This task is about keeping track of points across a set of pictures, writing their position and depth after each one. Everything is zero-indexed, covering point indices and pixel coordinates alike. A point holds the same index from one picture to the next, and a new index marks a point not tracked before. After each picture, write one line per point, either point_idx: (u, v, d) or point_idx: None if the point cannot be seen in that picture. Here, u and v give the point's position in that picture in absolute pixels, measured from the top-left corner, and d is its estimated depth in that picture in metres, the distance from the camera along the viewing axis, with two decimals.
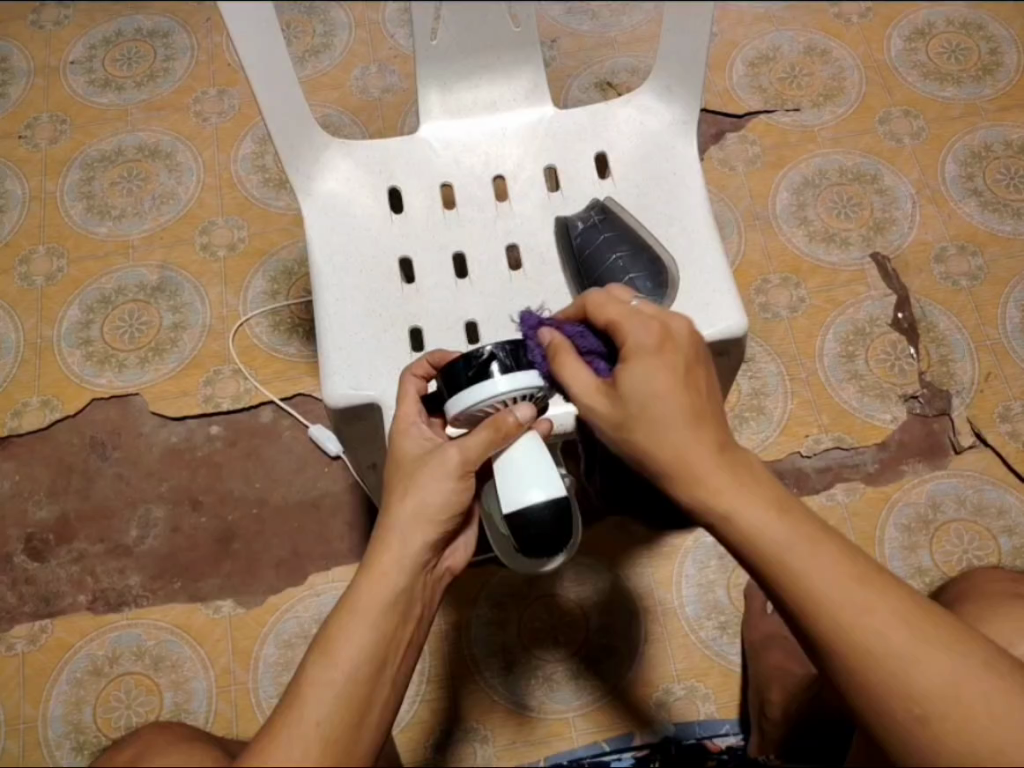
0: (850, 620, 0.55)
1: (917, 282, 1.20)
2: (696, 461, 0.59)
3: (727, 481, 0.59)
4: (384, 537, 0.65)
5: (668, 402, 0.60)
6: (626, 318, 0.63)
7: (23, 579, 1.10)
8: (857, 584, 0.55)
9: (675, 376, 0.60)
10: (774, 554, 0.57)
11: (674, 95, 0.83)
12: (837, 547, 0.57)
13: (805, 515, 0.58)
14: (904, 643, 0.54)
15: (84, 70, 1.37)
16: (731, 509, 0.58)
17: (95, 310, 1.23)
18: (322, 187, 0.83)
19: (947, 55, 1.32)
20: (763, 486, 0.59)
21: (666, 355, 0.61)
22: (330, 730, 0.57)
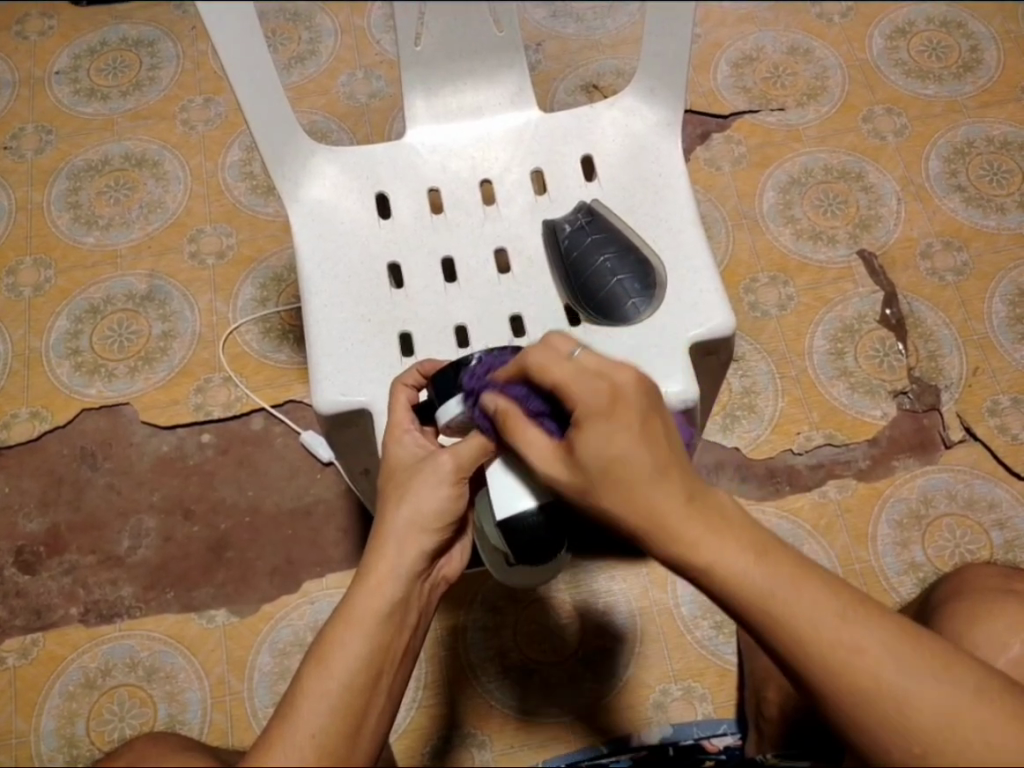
0: (839, 659, 0.54)
1: (904, 279, 1.20)
2: (666, 515, 0.56)
3: (701, 533, 0.56)
4: (379, 548, 0.65)
5: (632, 462, 0.57)
6: (572, 379, 0.60)
7: (13, 592, 1.09)
8: (843, 622, 0.54)
9: (631, 433, 0.57)
10: (756, 601, 0.55)
11: (658, 97, 0.83)
12: (820, 583, 0.55)
13: (783, 553, 0.56)
14: (896, 678, 0.54)
15: (69, 80, 1.37)
16: (711, 559, 0.55)
17: (83, 320, 1.22)
18: (309, 194, 0.83)
19: (928, 52, 1.33)
20: (737, 531, 0.56)
21: (619, 417, 0.58)
22: (326, 740, 0.57)
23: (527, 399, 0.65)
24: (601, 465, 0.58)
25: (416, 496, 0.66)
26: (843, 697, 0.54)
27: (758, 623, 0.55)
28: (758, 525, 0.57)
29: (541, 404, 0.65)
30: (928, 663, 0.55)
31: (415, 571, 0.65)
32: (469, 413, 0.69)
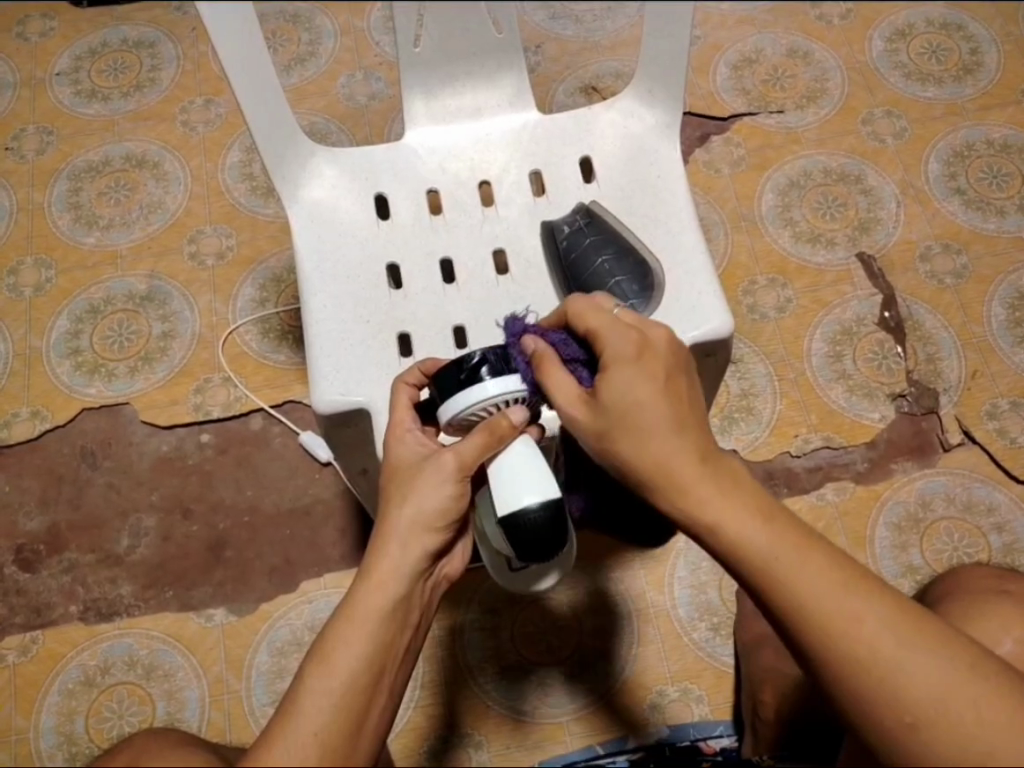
0: (838, 628, 0.55)
1: (903, 281, 1.20)
2: (679, 470, 0.58)
3: (711, 491, 0.58)
4: (383, 546, 0.64)
5: (651, 410, 0.59)
6: (604, 328, 0.63)
7: (13, 590, 1.09)
8: (844, 589, 0.56)
9: (654, 384, 0.60)
10: (761, 564, 0.56)
11: (657, 99, 0.83)
12: (825, 551, 0.57)
13: (791, 522, 0.58)
14: (894, 652, 0.55)
15: (70, 81, 1.37)
16: (717, 516, 0.58)
17: (84, 320, 1.23)
18: (308, 195, 0.83)
19: (928, 55, 1.33)
20: (743, 493, 0.59)
21: (645, 363, 0.61)
22: (328, 738, 0.57)
23: (565, 344, 0.68)
24: (621, 403, 0.60)
25: (419, 494, 0.65)
26: (835, 665, 0.55)
27: (760, 585, 0.57)
28: (768, 492, 0.60)
29: (578, 351, 0.68)
30: (927, 639, 0.55)
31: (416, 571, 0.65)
32: (471, 413, 0.68)
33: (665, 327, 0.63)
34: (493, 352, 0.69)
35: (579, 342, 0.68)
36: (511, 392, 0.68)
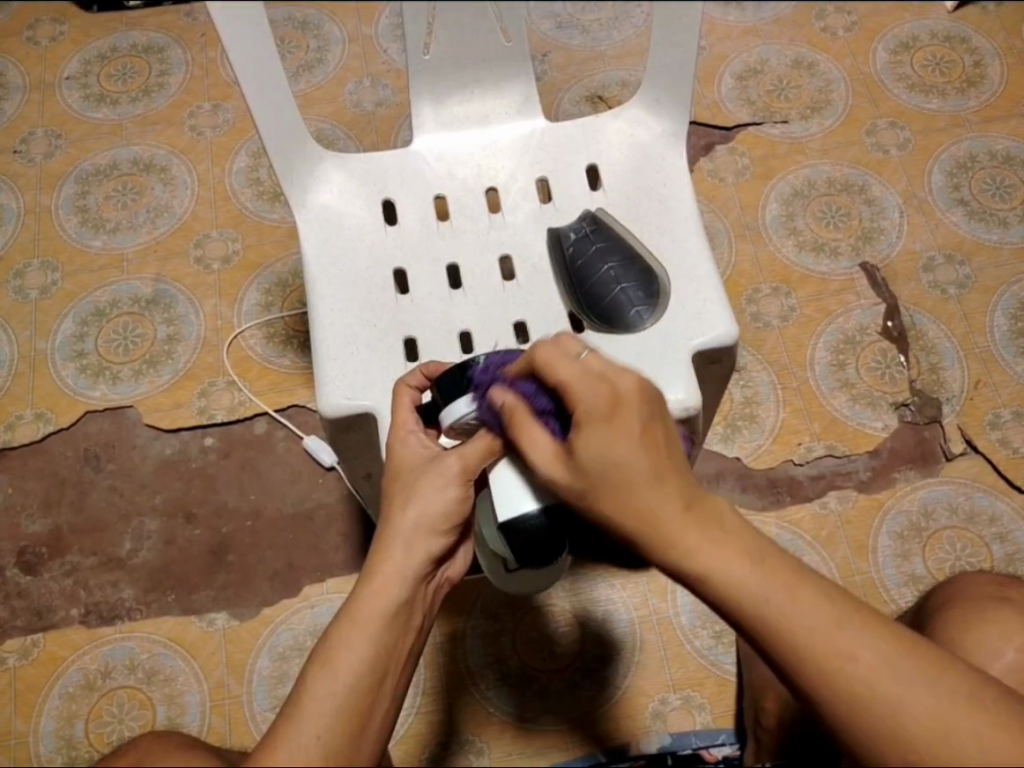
0: (830, 668, 0.53)
1: (906, 291, 1.21)
2: (663, 517, 0.55)
3: (697, 535, 0.55)
4: (386, 549, 0.65)
5: (630, 468, 0.56)
6: (576, 381, 0.59)
7: (14, 593, 1.09)
8: (837, 628, 0.53)
9: (632, 442, 0.56)
10: (750, 609, 0.53)
11: (664, 107, 0.84)
12: (817, 587, 0.54)
13: (780, 559, 0.55)
14: (888, 685, 0.52)
15: (79, 85, 1.38)
16: (704, 563, 0.54)
17: (89, 323, 1.23)
18: (315, 199, 0.83)
19: (932, 67, 1.34)
20: (729, 533, 0.55)
21: (618, 423, 0.57)
22: (332, 742, 0.57)
23: (535, 396, 0.64)
24: (599, 465, 0.57)
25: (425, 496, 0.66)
26: (830, 703, 0.53)
27: (752, 630, 0.54)
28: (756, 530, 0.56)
29: (549, 402, 0.64)
30: (921, 669, 0.53)
31: (422, 574, 0.65)
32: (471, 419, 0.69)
33: (636, 372, 0.59)
34: (496, 356, 0.70)
35: (549, 393, 0.64)
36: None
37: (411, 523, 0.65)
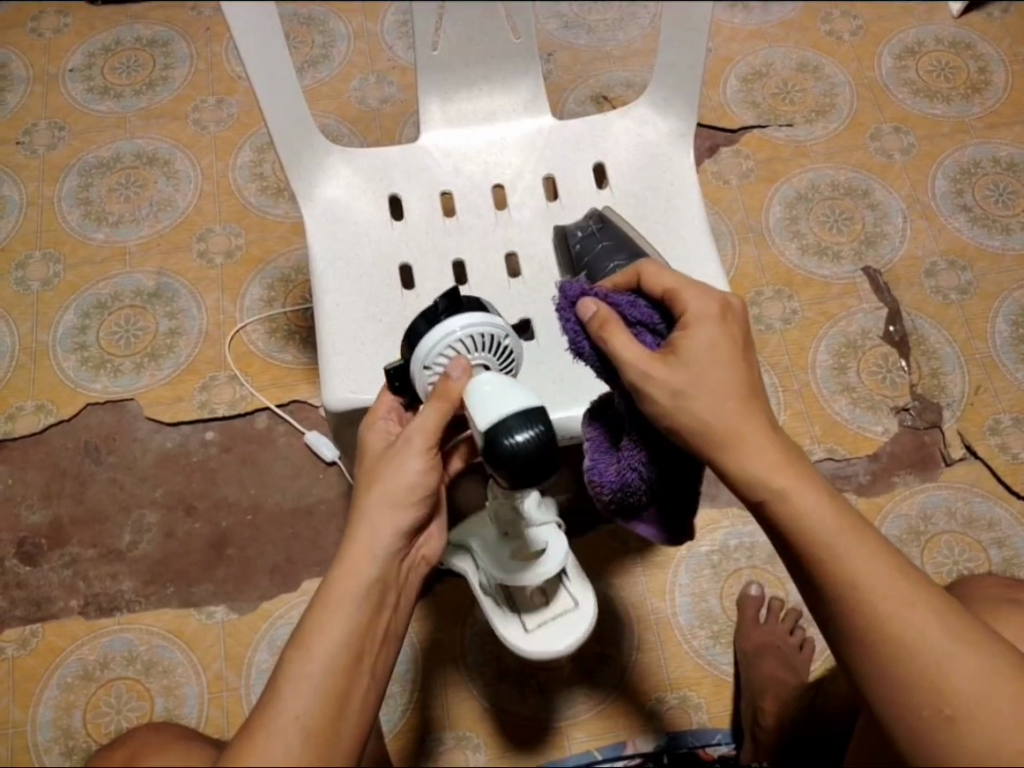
0: (889, 611, 0.59)
1: (908, 296, 1.21)
2: (752, 440, 0.62)
3: (782, 466, 0.61)
4: (354, 530, 0.64)
5: (726, 374, 0.62)
6: (684, 285, 0.65)
7: (14, 583, 1.09)
8: (898, 573, 0.60)
9: (733, 353, 0.63)
10: (823, 538, 0.60)
11: (672, 107, 0.84)
12: (879, 541, 0.61)
13: (849, 506, 0.62)
14: (939, 639, 0.59)
15: (83, 78, 1.38)
16: (788, 490, 0.61)
17: (91, 316, 1.23)
18: (322, 194, 0.83)
19: (937, 72, 1.35)
20: (808, 469, 0.62)
21: (724, 324, 0.64)
22: (311, 719, 0.58)
23: (633, 305, 0.67)
24: (708, 358, 0.63)
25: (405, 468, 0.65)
26: (882, 647, 0.59)
27: (821, 560, 0.60)
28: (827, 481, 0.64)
29: (646, 313, 0.67)
30: (966, 635, 0.60)
31: (395, 553, 0.65)
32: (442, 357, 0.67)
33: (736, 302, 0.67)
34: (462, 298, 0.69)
35: (647, 303, 0.68)
36: (477, 327, 0.67)
37: (393, 501, 0.64)
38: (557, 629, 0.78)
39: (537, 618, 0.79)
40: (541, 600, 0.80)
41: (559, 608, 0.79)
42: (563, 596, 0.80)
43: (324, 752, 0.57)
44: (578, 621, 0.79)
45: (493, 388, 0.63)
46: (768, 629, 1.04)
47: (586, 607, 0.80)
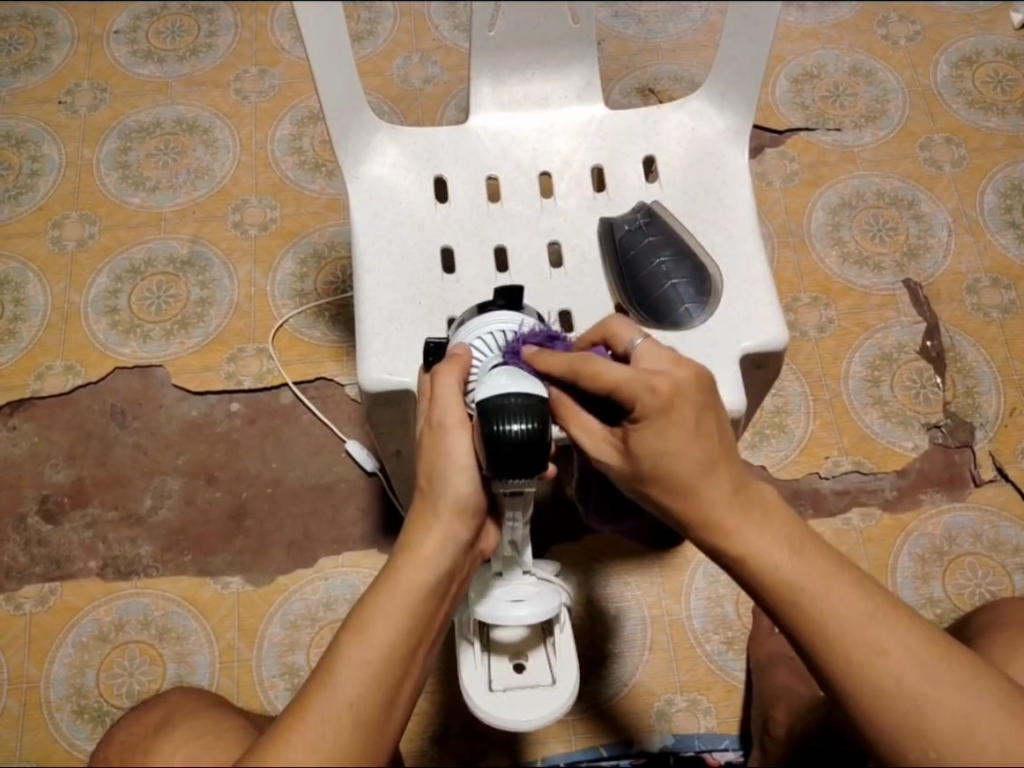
0: (860, 658, 0.58)
1: (948, 311, 1.19)
2: (709, 505, 0.59)
3: (740, 522, 0.59)
4: (427, 519, 0.63)
5: (681, 459, 0.58)
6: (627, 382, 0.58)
7: (34, 540, 1.10)
8: (869, 622, 0.58)
9: (686, 434, 0.57)
10: (784, 593, 0.59)
11: (728, 103, 0.82)
12: (852, 579, 0.59)
13: (820, 548, 0.60)
14: (917, 681, 0.57)
15: (128, 40, 1.38)
16: (747, 548, 0.59)
17: (124, 279, 1.23)
18: (368, 170, 0.82)
19: (993, 84, 1.32)
20: (775, 520, 0.60)
21: (675, 415, 0.57)
22: (364, 707, 0.58)
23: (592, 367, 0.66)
24: (665, 457, 0.58)
25: (454, 447, 0.62)
26: (858, 692, 0.58)
27: (792, 621, 0.59)
28: (797, 519, 0.61)
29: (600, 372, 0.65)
30: (951, 671, 0.58)
31: (464, 546, 0.63)
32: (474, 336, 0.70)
33: (690, 363, 0.59)
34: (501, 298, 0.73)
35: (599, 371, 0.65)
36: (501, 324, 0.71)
37: (462, 492, 0.62)
38: (522, 702, 0.73)
39: (502, 680, 0.75)
40: (516, 667, 0.75)
41: (532, 681, 0.75)
42: (540, 670, 0.75)
43: (369, 741, 0.58)
44: (547, 697, 0.74)
45: (506, 379, 0.63)
46: (781, 639, 1.03)
47: (561, 688, 0.75)
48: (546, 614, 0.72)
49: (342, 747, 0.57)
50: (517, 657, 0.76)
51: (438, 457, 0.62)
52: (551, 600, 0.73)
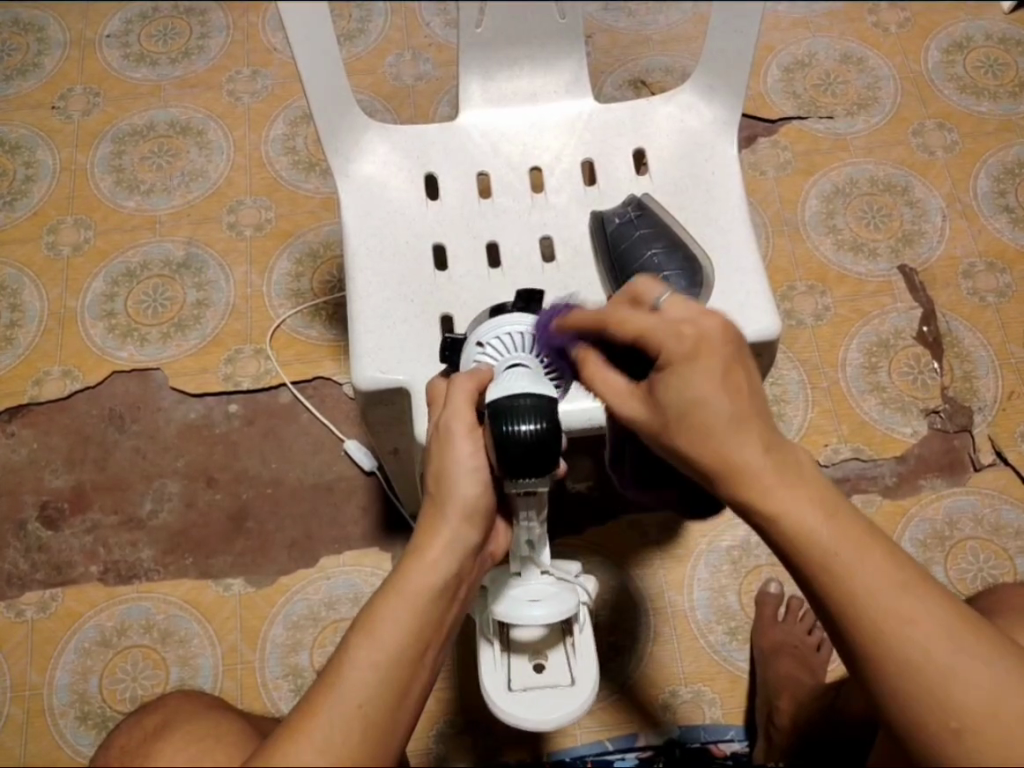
0: (891, 626, 0.58)
1: (945, 296, 1.19)
2: (746, 464, 0.58)
3: (777, 482, 0.58)
4: (433, 523, 0.63)
5: (712, 408, 0.57)
6: (655, 327, 0.59)
7: (35, 546, 1.10)
8: (900, 591, 0.58)
9: (717, 383, 0.57)
10: (819, 556, 0.58)
11: (717, 94, 0.82)
12: (885, 549, 0.59)
13: (855, 517, 0.59)
14: (945, 654, 0.58)
15: (119, 44, 1.38)
16: (782, 509, 0.58)
17: (120, 283, 1.23)
18: (359, 169, 0.82)
19: (984, 69, 1.32)
20: (811, 484, 0.59)
21: (704, 360, 0.57)
22: (373, 710, 0.58)
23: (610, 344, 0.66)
24: (683, 410, 0.58)
25: (459, 453, 0.63)
26: (884, 662, 0.58)
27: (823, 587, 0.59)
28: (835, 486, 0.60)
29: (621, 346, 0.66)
30: (977, 644, 0.59)
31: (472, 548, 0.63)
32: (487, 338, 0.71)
33: (717, 314, 0.59)
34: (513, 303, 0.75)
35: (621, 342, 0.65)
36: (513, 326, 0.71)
37: (467, 493, 0.63)
38: (543, 700, 0.73)
39: (522, 680, 0.74)
40: (536, 668, 0.75)
41: (551, 681, 0.74)
42: (560, 669, 0.74)
43: (379, 743, 0.58)
44: (565, 698, 0.72)
45: (518, 379, 0.64)
46: (786, 627, 1.04)
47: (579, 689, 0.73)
48: (560, 614, 0.72)
49: (350, 747, 0.57)
50: (537, 657, 0.75)
51: (445, 461, 0.63)
52: (570, 598, 0.73)
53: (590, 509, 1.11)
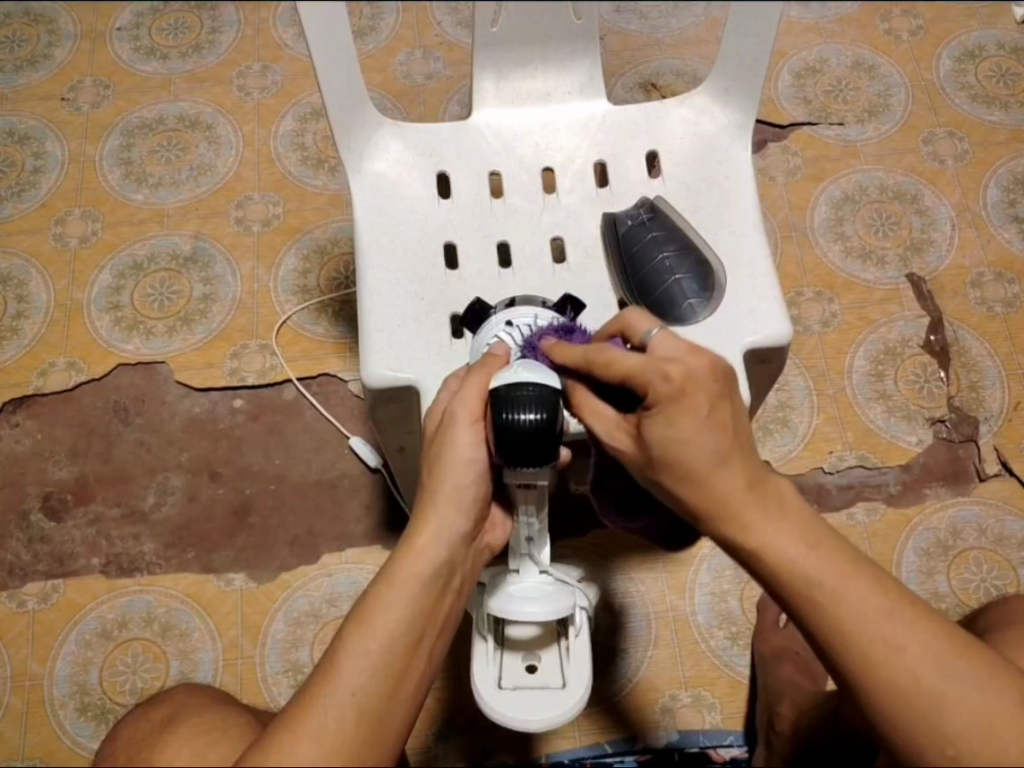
0: (878, 656, 0.58)
1: (952, 305, 1.19)
2: (728, 497, 0.58)
3: (756, 515, 0.58)
4: (424, 513, 0.63)
5: (694, 448, 0.57)
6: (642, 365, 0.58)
7: (37, 537, 1.10)
8: (888, 620, 0.58)
9: (698, 421, 0.57)
10: (802, 589, 0.58)
11: (731, 97, 0.82)
12: (870, 577, 0.59)
13: (838, 546, 0.59)
14: (935, 681, 0.58)
15: (130, 37, 1.38)
16: (762, 542, 0.58)
17: (126, 276, 1.23)
18: (371, 166, 0.82)
19: (996, 78, 1.31)
20: (792, 516, 0.59)
21: (688, 401, 0.57)
22: (366, 699, 0.58)
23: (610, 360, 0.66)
24: (665, 451, 0.59)
25: (458, 441, 0.63)
26: (875, 690, 0.58)
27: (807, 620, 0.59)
28: (814, 516, 0.60)
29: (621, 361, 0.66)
30: (968, 670, 0.59)
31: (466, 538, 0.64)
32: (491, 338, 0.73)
33: (705, 352, 0.58)
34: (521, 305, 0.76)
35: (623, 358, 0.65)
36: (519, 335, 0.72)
37: (460, 481, 0.63)
38: (533, 701, 0.72)
39: (513, 679, 0.73)
40: (528, 668, 0.74)
41: (542, 682, 0.73)
42: (552, 671, 0.74)
43: (374, 732, 0.58)
44: (556, 702, 0.72)
45: (518, 368, 0.63)
46: (787, 634, 1.04)
47: (571, 693, 0.73)
48: (556, 614, 0.71)
49: (344, 738, 0.56)
50: (529, 657, 0.74)
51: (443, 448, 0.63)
52: (565, 597, 0.72)
53: (594, 511, 1.11)
